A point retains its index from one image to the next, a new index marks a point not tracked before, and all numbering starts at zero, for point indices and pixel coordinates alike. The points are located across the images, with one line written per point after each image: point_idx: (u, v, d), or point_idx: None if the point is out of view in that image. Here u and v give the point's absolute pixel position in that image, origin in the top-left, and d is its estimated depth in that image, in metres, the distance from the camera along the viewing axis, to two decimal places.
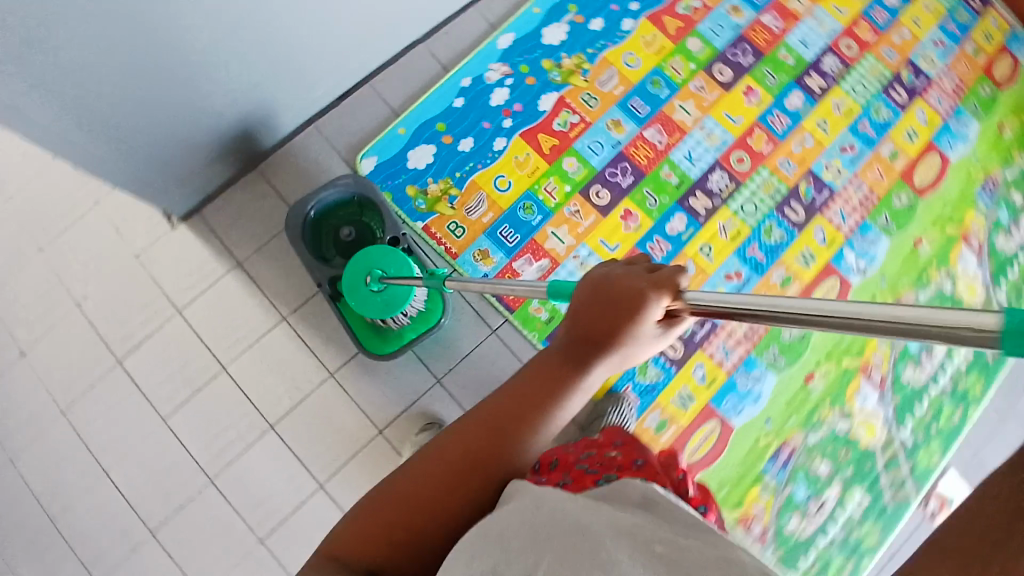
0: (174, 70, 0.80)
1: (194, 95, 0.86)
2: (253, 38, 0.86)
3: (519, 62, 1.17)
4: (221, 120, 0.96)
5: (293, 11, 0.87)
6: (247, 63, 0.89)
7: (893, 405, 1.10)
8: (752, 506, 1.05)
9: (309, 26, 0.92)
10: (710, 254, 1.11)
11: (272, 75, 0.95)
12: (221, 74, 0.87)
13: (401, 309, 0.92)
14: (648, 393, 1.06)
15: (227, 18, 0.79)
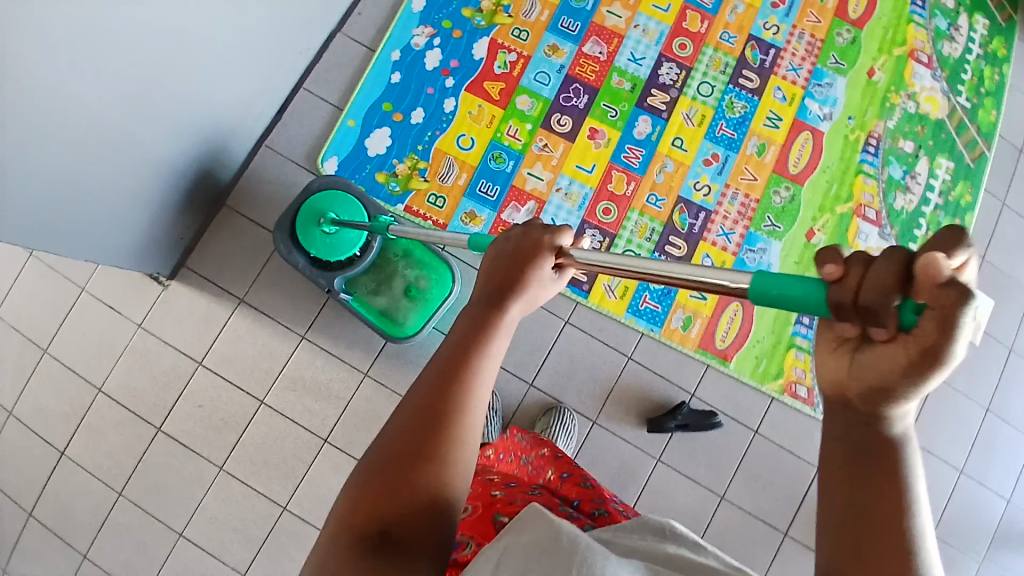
0: (115, 129, 0.78)
1: (140, 148, 0.84)
2: (177, 75, 0.83)
3: (439, 19, 1.14)
4: (175, 167, 0.94)
5: (209, 35, 0.84)
6: (179, 102, 0.87)
7: (894, 236, 1.14)
8: (792, 371, 1.07)
9: (226, 46, 0.89)
10: (684, 145, 1.12)
11: (209, 106, 0.93)
12: (158, 119, 0.84)
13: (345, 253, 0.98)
14: (666, 296, 1.07)
15: (150, 61, 0.77)
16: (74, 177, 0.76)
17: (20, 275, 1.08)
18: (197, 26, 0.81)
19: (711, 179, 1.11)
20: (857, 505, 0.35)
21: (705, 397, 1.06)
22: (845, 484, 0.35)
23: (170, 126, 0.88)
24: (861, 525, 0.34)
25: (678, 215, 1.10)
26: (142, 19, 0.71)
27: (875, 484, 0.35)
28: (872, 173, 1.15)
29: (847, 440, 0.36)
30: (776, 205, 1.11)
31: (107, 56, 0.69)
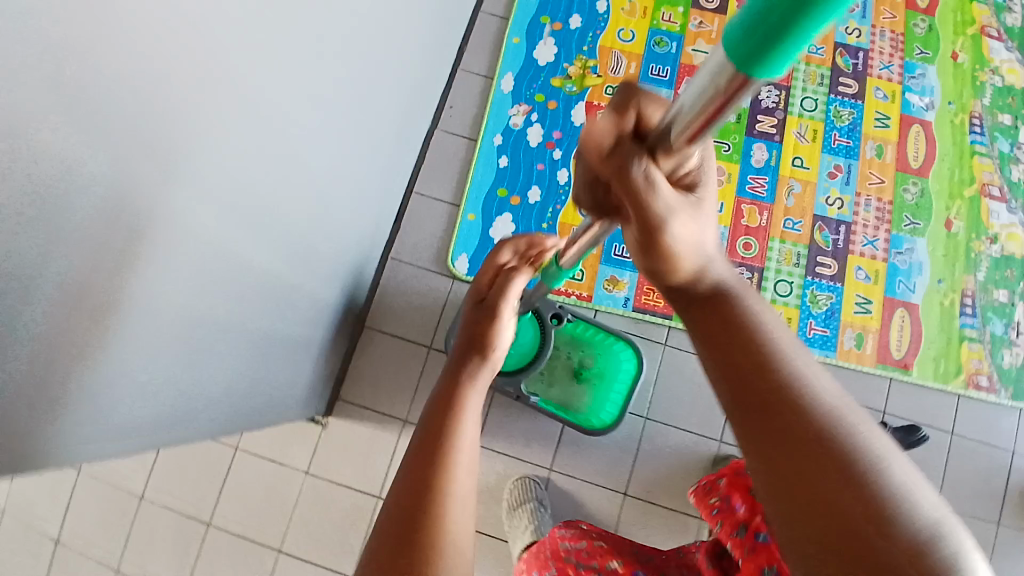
0: (283, 287, 0.71)
1: (299, 296, 0.79)
2: (323, 217, 0.77)
3: (532, 93, 1.12)
4: (325, 305, 0.89)
5: (346, 167, 0.80)
6: (326, 238, 0.81)
7: (1022, 207, 1.09)
8: (970, 363, 1.04)
9: (358, 173, 0.85)
10: (805, 163, 1.10)
11: (347, 235, 0.89)
12: (314, 264, 0.80)
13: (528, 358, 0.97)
14: (831, 318, 1.05)
15: (309, 207, 0.71)
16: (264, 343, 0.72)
17: (157, 465, 1.02)
18: (336, 165, 0.76)
19: (840, 191, 1.09)
20: (793, 465, 0.34)
21: (897, 410, 1.04)
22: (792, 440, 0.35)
23: (321, 266, 0.83)
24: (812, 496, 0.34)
25: (819, 233, 1.08)
26: (307, 166, 0.66)
27: (789, 428, 0.35)
28: (984, 152, 1.12)
29: (758, 396, 0.37)
30: (909, 203, 1.09)
31: (293, 212, 0.66)
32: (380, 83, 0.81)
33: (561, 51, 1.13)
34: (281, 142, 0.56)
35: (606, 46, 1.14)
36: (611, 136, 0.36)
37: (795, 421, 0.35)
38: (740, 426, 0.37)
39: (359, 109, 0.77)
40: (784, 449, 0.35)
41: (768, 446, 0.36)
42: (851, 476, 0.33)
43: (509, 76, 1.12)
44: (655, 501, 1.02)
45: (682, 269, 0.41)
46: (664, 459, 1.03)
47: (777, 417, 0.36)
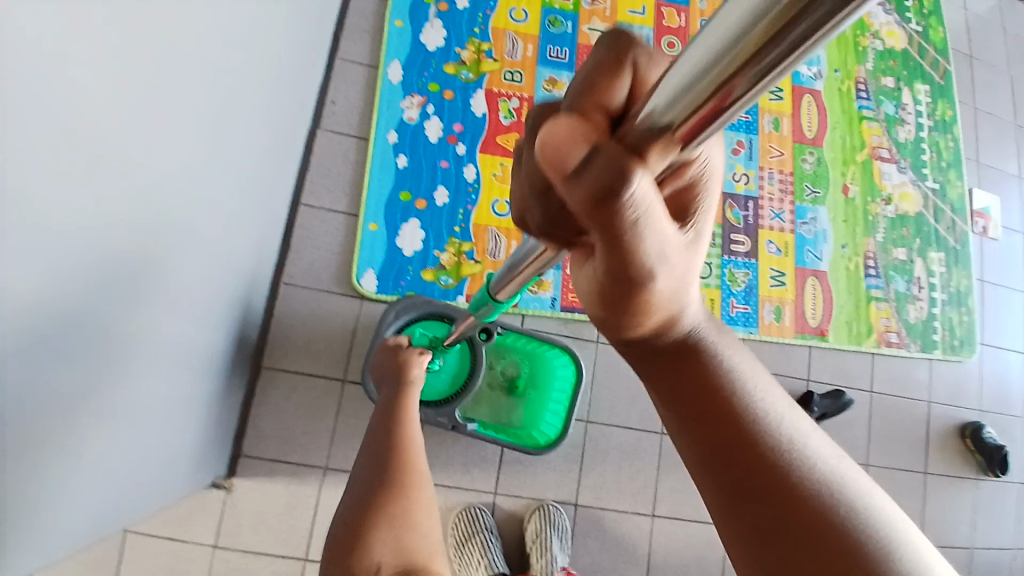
0: (167, 350, 0.59)
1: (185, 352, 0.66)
2: (203, 255, 0.65)
3: (424, 83, 1.03)
4: (211, 354, 0.76)
5: (230, 195, 0.67)
6: (208, 276, 0.69)
7: (910, 167, 1.14)
8: (878, 323, 1.08)
9: (238, 199, 0.73)
10: None
11: (230, 269, 0.76)
12: (196, 311, 0.67)
13: (459, 382, 0.89)
14: (751, 294, 1.05)
15: (192, 249, 0.59)
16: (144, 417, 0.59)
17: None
18: (220, 197, 0.63)
19: (745, 166, 1.09)
20: (751, 526, 0.30)
21: (819, 377, 1.05)
22: (751, 498, 0.31)
23: (206, 308, 0.70)
24: (772, 546, 0.29)
25: (729, 211, 1.07)
26: (195, 211, 0.54)
27: (754, 487, 0.31)
28: (872, 116, 1.15)
29: (709, 454, 0.33)
30: (807, 173, 1.11)
31: (174, 264, 0.54)
32: (258, 92, 0.70)
33: (451, 34, 1.05)
34: (159, 191, 0.46)
35: (499, 27, 1.06)
36: (581, 140, 0.22)
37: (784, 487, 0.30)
38: (720, 496, 0.32)
39: (242, 128, 0.66)
40: (747, 507, 0.30)
41: (745, 513, 0.31)
42: (825, 539, 0.28)
43: (396, 64, 1.03)
44: (606, 506, 0.97)
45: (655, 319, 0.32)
46: (609, 461, 0.99)
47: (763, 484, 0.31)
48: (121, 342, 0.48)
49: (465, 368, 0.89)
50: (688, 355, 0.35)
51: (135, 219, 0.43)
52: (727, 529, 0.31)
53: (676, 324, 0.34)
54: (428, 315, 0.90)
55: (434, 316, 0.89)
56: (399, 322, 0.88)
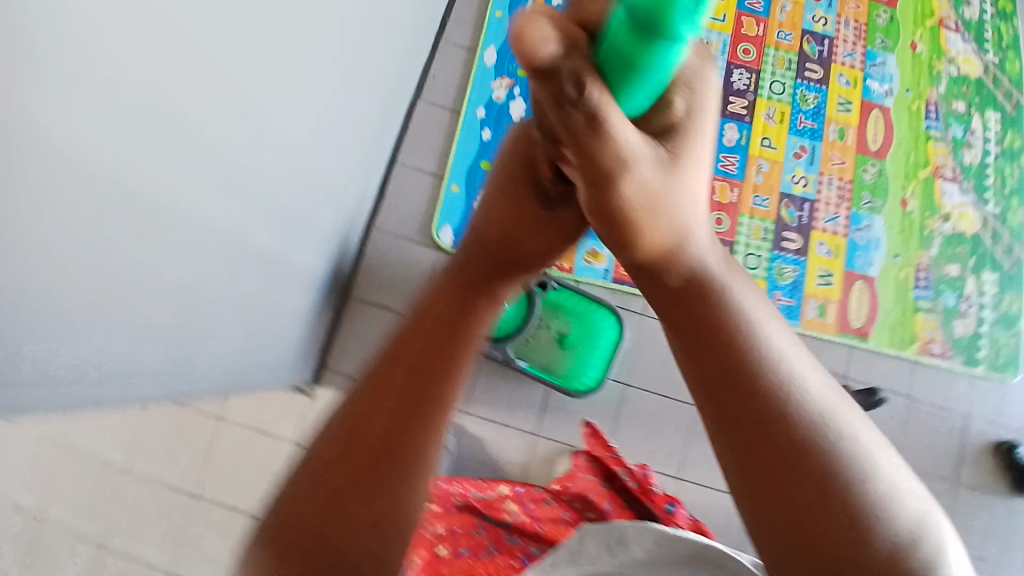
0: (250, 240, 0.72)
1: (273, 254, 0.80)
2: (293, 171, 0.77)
3: (514, 68, 1.14)
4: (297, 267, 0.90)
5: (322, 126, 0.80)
6: (301, 194, 0.82)
7: (972, 189, 1.19)
8: (923, 332, 1.12)
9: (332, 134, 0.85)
10: (772, 144, 1.17)
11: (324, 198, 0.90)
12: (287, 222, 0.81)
13: (512, 325, 1.02)
14: (797, 289, 1.11)
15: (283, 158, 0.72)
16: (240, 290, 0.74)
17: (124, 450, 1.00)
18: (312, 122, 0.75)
19: (804, 170, 1.16)
20: (752, 454, 0.40)
21: (857, 375, 1.10)
22: (765, 437, 0.39)
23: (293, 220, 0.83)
24: (764, 470, 0.39)
25: (785, 210, 1.14)
26: (277, 107, 0.65)
27: (763, 424, 0.40)
28: (938, 137, 1.20)
29: (724, 398, 0.40)
30: (868, 182, 1.17)
31: (260, 159, 0.66)
32: (361, 48, 0.84)
33: None
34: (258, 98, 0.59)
35: None
36: (554, 38, 0.32)
37: (758, 400, 0.40)
38: (716, 412, 0.41)
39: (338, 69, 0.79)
40: (753, 441, 0.40)
41: (740, 417, 0.40)
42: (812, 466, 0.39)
43: (492, 50, 1.15)
44: (633, 463, 1.06)
45: (656, 239, 0.42)
46: (641, 422, 1.07)
47: (754, 398, 0.40)
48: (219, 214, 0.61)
49: (520, 315, 1.04)
50: (687, 283, 0.43)
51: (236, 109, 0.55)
52: (728, 453, 0.41)
53: (679, 243, 0.42)
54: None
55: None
56: None
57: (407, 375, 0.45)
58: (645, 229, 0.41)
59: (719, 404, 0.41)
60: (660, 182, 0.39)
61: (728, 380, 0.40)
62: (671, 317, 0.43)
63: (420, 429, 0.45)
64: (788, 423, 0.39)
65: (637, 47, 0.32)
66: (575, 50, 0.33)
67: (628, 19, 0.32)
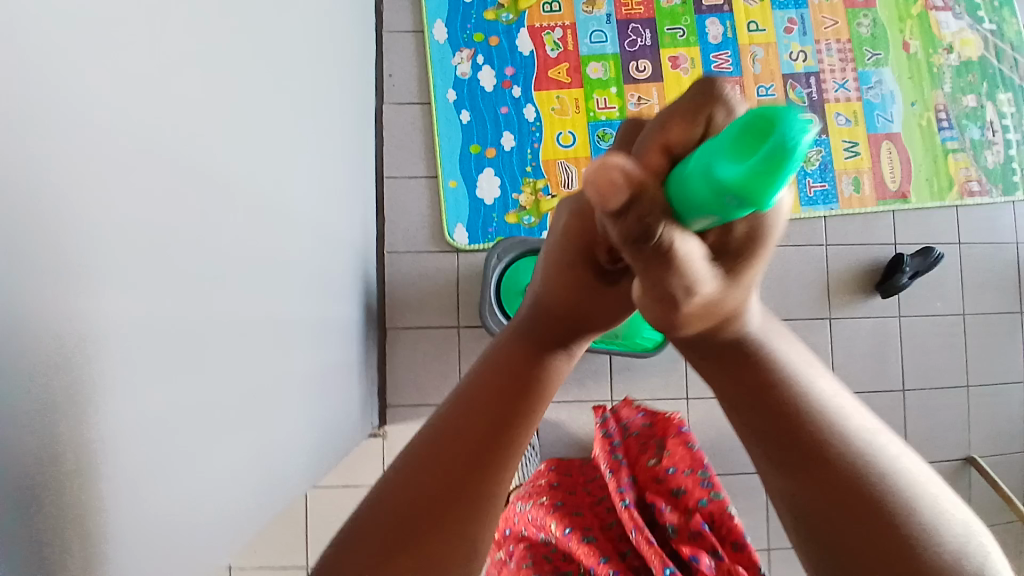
0: (300, 325, 0.66)
1: (316, 323, 0.74)
2: (309, 235, 0.70)
3: (469, 35, 1.07)
4: (340, 321, 0.85)
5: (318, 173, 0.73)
6: (320, 252, 0.76)
7: (965, 12, 1.14)
8: (959, 174, 1.08)
9: (327, 175, 0.78)
10: (759, 26, 1.08)
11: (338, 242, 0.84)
12: (319, 284, 0.75)
13: None
14: (827, 171, 1.06)
15: (300, 229, 0.66)
16: (299, 381, 0.68)
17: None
18: (308, 177, 0.68)
19: (800, 43, 1.08)
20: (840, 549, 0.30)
21: (906, 239, 1.07)
22: (853, 520, 0.30)
23: (323, 279, 0.77)
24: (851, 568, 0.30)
25: (792, 93, 1.07)
26: (289, 186, 0.59)
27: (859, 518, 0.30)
28: None
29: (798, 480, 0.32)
30: (866, 37, 1.10)
31: (289, 243, 0.60)
32: (321, 71, 0.75)
33: None
34: (270, 187, 0.51)
35: None
36: (625, 178, 0.23)
37: (843, 481, 0.31)
38: (781, 475, 0.33)
39: (312, 109, 0.71)
40: (844, 532, 0.30)
41: (815, 497, 0.31)
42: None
43: (440, 22, 1.07)
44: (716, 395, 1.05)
45: (699, 326, 0.31)
46: None
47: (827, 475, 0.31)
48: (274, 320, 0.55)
49: None
50: (737, 351, 0.33)
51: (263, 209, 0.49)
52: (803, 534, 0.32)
53: (734, 323, 0.32)
54: (524, 252, 0.99)
55: (530, 251, 0.98)
56: (503, 261, 0.98)
57: (472, 438, 0.33)
58: (698, 321, 0.30)
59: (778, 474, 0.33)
60: (715, 296, 0.28)
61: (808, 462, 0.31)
62: (715, 383, 0.35)
63: (472, 507, 0.33)
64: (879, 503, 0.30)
65: (718, 198, 0.22)
66: (642, 194, 0.23)
67: (701, 174, 0.22)
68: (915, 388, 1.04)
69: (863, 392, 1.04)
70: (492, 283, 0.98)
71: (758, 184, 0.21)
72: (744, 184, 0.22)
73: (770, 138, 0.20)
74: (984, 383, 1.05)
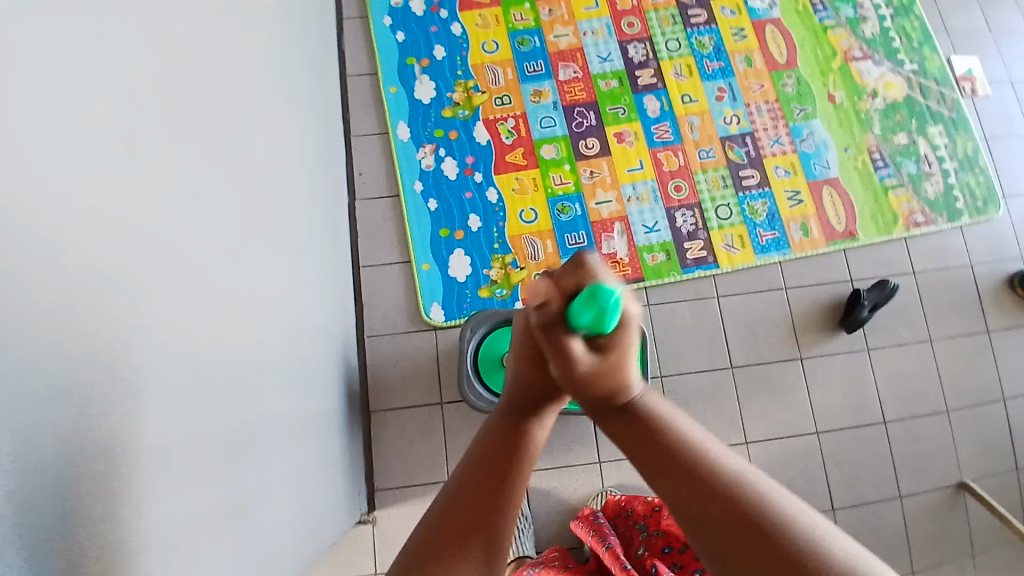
0: (274, 415, 0.70)
1: (294, 412, 0.78)
2: (282, 330, 0.76)
3: (430, 131, 1.18)
4: (321, 408, 0.89)
5: (288, 273, 0.80)
6: (297, 345, 0.82)
7: (885, 58, 1.24)
8: (901, 208, 1.15)
9: (299, 274, 0.85)
10: (693, 98, 1.19)
11: (315, 333, 0.90)
12: (296, 375, 0.80)
13: None
14: (775, 219, 1.13)
15: (269, 325, 0.71)
16: (279, 472, 0.72)
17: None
18: (276, 277, 0.75)
19: (733, 108, 1.18)
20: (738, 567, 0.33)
21: (862, 273, 1.12)
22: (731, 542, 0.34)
23: (300, 369, 0.82)
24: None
25: (732, 152, 1.16)
26: (252, 288, 0.65)
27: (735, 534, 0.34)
28: (835, 24, 1.25)
29: (693, 516, 0.36)
30: (792, 95, 1.20)
31: (255, 340, 0.65)
32: (286, 183, 0.84)
33: (440, 83, 1.19)
34: (228, 292, 0.57)
35: (477, 63, 1.20)
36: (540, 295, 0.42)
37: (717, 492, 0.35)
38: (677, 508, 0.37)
39: (278, 217, 0.79)
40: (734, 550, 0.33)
41: (683, 503, 0.36)
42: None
43: (403, 124, 1.18)
44: None
45: (600, 395, 0.42)
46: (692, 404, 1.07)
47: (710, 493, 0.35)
48: (242, 412, 0.59)
49: None
50: (630, 414, 0.41)
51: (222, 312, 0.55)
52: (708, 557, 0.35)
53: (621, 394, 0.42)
54: (497, 323, 1.05)
55: (503, 320, 1.04)
56: (476, 335, 1.03)
57: (485, 477, 0.45)
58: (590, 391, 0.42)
59: (670, 500, 0.37)
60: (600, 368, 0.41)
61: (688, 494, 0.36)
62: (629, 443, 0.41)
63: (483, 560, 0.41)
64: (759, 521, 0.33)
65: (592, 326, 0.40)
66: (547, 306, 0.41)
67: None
68: (895, 416, 1.06)
69: (846, 426, 1.05)
70: (468, 356, 1.03)
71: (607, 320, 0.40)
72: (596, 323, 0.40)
73: (601, 300, 0.39)
74: (964, 404, 1.07)
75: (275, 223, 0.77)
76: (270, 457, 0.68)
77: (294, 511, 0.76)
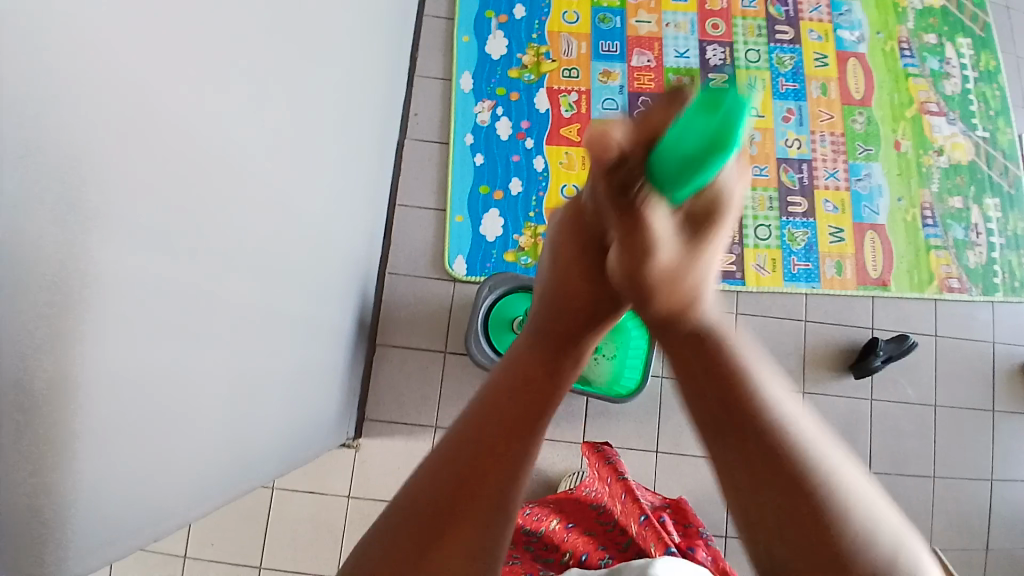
0: (288, 319, 0.72)
1: (304, 323, 0.79)
2: (311, 241, 0.77)
3: (492, 87, 1.17)
4: (330, 328, 0.90)
5: (327, 186, 0.81)
6: (321, 258, 0.83)
7: (960, 118, 1.22)
8: (939, 269, 1.14)
9: (337, 190, 0.86)
10: (759, 113, 1.18)
11: (340, 254, 0.91)
12: (314, 287, 0.81)
13: None
14: (811, 250, 1.12)
15: (302, 231, 0.73)
16: (281, 375, 0.73)
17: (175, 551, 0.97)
18: (316, 186, 0.76)
19: (796, 132, 1.17)
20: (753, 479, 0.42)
21: (884, 324, 1.12)
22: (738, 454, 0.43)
23: (319, 284, 0.83)
24: (760, 481, 0.41)
25: (785, 175, 1.15)
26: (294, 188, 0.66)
27: (765, 458, 0.41)
28: (917, 73, 1.23)
29: (715, 432, 0.44)
30: (859, 133, 1.18)
31: (287, 241, 0.67)
32: (343, 100, 0.84)
33: (512, 42, 1.19)
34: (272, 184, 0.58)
35: (554, 30, 1.20)
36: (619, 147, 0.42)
37: (752, 436, 0.42)
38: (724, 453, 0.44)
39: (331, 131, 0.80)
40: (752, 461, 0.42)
41: (731, 437, 0.43)
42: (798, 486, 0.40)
43: (467, 73, 1.18)
44: (686, 451, 1.07)
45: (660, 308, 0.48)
46: None
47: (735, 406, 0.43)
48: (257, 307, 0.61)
49: None
50: (724, 391, 0.44)
51: (262, 202, 0.56)
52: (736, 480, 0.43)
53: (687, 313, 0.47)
54: (516, 288, 1.05)
55: (520, 287, 1.05)
56: (491, 294, 1.05)
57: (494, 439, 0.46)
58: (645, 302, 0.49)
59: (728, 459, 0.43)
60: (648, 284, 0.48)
61: (737, 442, 0.43)
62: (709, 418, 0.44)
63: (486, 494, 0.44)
64: (787, 463, 0.41)
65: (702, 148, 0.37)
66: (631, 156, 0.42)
67: (693, 128, 0.37)
68: (882, 471, 1.07)
69: None
70: (479, 312, 1.04)
71: (683, 193, 0.41)
72: (698, 159, 0.38)
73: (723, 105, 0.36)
74: (951, 474, 1.07)
75: (327, 135, 0.78)
76: (275, 356, 0.70)
77: (285, 416, 0.78)
